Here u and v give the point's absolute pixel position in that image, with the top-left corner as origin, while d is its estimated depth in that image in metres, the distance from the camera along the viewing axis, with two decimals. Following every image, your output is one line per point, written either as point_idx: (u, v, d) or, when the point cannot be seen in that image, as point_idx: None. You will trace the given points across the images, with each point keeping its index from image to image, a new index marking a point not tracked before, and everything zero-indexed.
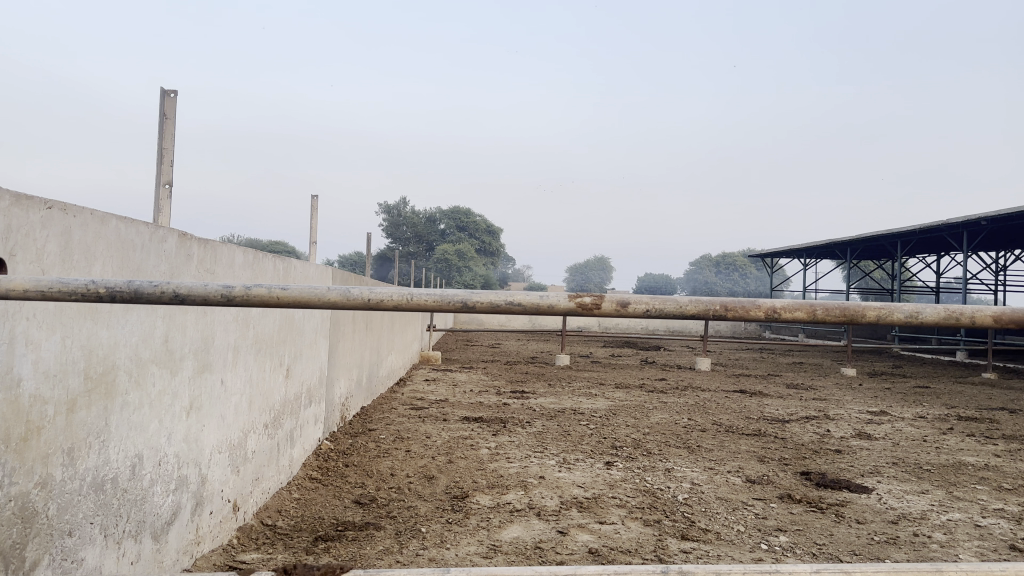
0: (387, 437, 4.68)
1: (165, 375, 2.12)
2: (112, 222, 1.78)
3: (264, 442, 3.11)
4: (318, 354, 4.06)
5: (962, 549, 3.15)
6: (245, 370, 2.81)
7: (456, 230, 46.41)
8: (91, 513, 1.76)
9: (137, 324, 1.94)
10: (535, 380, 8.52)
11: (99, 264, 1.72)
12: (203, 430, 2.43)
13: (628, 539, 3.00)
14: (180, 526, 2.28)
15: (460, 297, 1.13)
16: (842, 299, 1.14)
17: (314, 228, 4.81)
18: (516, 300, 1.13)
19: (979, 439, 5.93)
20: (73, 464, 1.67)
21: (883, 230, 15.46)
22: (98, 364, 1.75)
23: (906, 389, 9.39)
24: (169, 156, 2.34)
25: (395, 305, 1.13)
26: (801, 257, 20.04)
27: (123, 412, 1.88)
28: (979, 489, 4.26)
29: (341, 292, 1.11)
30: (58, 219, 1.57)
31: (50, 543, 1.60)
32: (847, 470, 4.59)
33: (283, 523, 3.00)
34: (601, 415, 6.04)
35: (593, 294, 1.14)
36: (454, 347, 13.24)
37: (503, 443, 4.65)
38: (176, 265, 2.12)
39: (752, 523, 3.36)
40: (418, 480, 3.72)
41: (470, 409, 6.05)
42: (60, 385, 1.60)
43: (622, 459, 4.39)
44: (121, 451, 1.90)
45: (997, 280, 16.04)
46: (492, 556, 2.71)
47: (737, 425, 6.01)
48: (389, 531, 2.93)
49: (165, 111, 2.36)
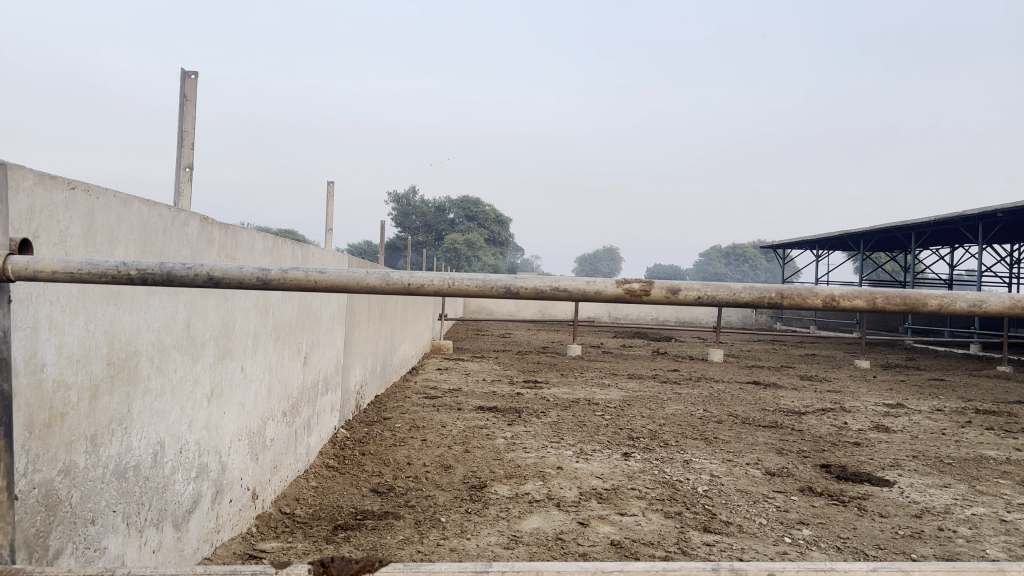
0: (402, 425, 4.65)
1: (187, 361, 2.08)
2: (134, 205, 1.74)
3: (282, 430, 3.08)
4: (335, 342, 4.03)
5: (989, 544, 3.10)
6: (264, 357, 2.78)
7: (466, 219, 46.37)
8: (113, 502, 1.73)
9: (159, 309, 1.91)
10: (548, 370, 8.49)
11: (122, 248, 1.69)
12: (224, 417, 2.40)
13: (650, 531, 2.96)
14: (200, 515, 2.25)
15: (504, 282, 1.09)
16: (904, 288, 1.09)
17: (330, 215, 4.75)
18: (562, 286, 1.09)
19: (998, 432, 5.86)
20: (96, 452, 1.64)
21: (897, 222, 15.35)
22: (121, 349, 1.72)
23: (920, 381, 9.32)
24: (189, 139, 2.31)
25: (436, 290, 1.09)
26: (813, 248, 19.98)
27: (145, 399, 1.85)
28: (1002, 483, 4.20)
29: (381, 276, 1.08)
30: (81, 200, 1.53)
31: (73, 532, 1.56)
32: (867, 463, 4.53)
33: (302, 511, 2.98)
34: (616, 406, 6.01)
35: (641, 280, 1.10)
36: (465, 336, 13.19)
37: (518, 433, 4.61)
38: (197, 249, 2.08)
39: (774, 516, 3.32)
40: (435, 469, 3.70)
41: (484, 398, 6.02)
42: (83, 371, 1.57)
43: (639, 451, 4.35)
44: (143, 438, 1.86)
45: (1011, 273, 15.91)
46: (513, 547, 2.67)
47: (753, 417, 5.97)
48: (409, 521, 2.90)
49: (185, 93, 2.32)
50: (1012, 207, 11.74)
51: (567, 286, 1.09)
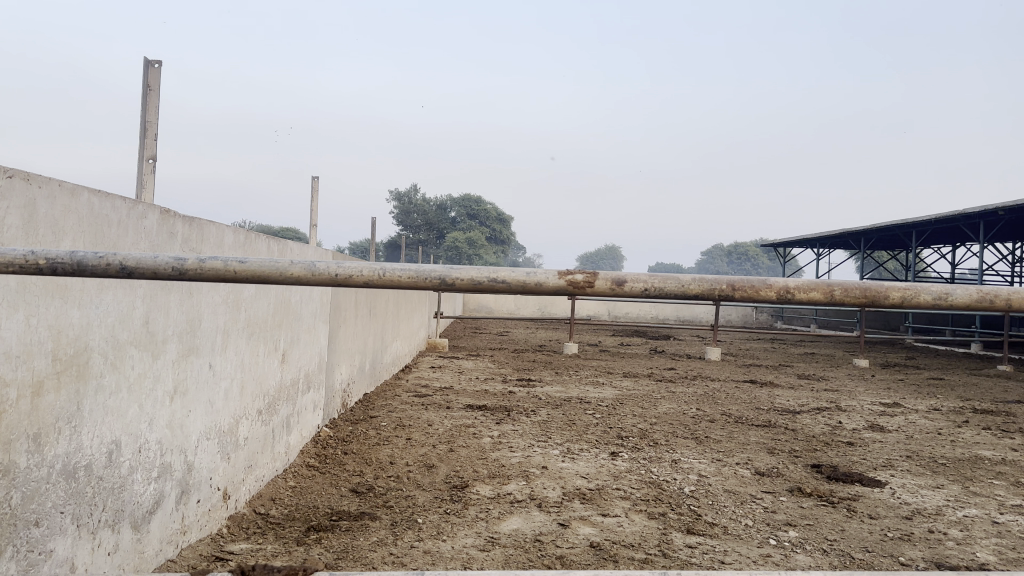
0: (388, 424, 4.60)
1: (147, 358, 2.02)
2: (83, 195, 1.68)
3: (257, 429, 3.02)
4: (317, 339, 3.97)
5: (980, 547, 3.03)
6: (236, 355, 2.72)
7: (468, 217, 46.36)
8: (62, 502, 1.67)
9: (114, 304, 1.85)
10: (542, 369, 8.42)
11: (69, 239, 1.63)
12: (189, 416, 2.34)
13: (632, 533, 2.89)
14: (163, 516, 2.19)
15: (438, 273, 1.06)
16: (861, 280, 1.05)
17: (314, 211, 4.69)
18: (501, 277, 1.06)
19: (995, 432, 5.80)
20: (40, 451, 1.58)
21: (898, 222, 15.28)
22: (69, 345, 1.66)
23: (919, 380, 9.25)
24: (152, 130, 2.25)
25: (365, 281, 1.06)
26: (813, 247, 19.94)
27: (97, 397, 1.79)
28: (995, 484, 4.13)
29: (305, 267, 1.06)
30: (20, 189, 1.47)
31: (14, 535, 1.51)
32: (860, 463, 4.46)
33: (277, 512, 2.92)
34: (608, 404, 5.95)
35: (585, 273, 1.06)
36: (461, 334, 13.11)
37: (506, 432, 4.54)
38: (157, 243, 2.03)
39: (760, 518, 3.25)
40: (417, 469, 3.64)
41: (475, 396, 5.95)
42: (24, 367, 1.51)
43: (627, 450, 4.29)
44: (95, 437, 1.80)
45: (1013, 272, 15.81)
46: (489, 549, 2.61)
47: (746, 416, 5.90)
48: (384, 522, 2.84)
49: (148, 83, 2.26)
50: (1012, 204, 11.64)
51: (506, 277, 1.05)
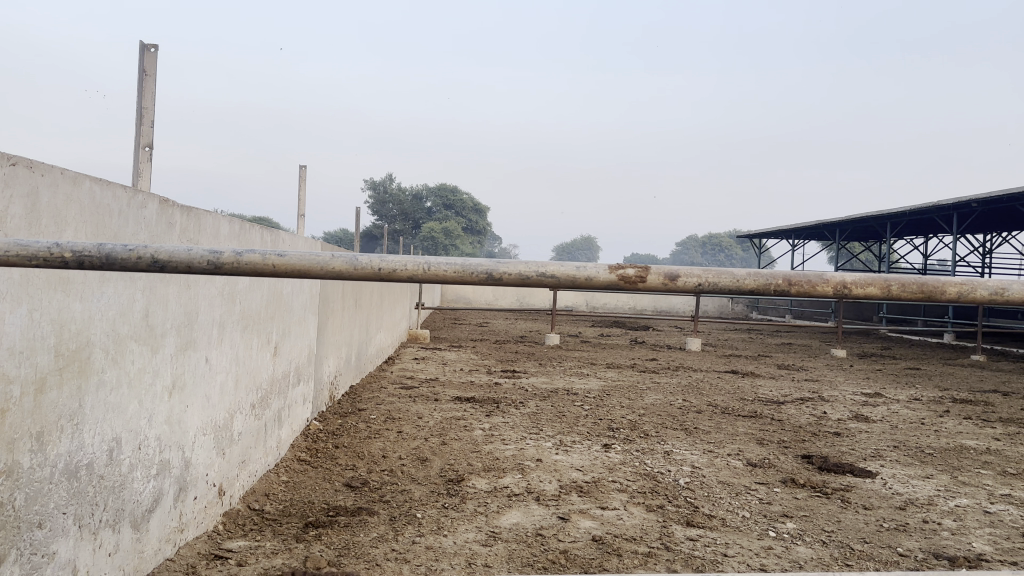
0: (378, 417, 4.55)
1: (146, 352, 1.96)
2: (85, 183, 1.61)
3: (251, 423, 2.97)
4: (307, 331, 3.91)
5: (975, 537, 3.05)
6: (231, 348, 2.67)
7: (443, 207, 46.12)
8: (64, 503, 1.61)
9: (114, 296, 1.78)
10: (525, 361, 8.37)
11: (71, 230, 1.56)
12: (187, 411, 2.28)
13: (632, 526, 2.87)
14: (161, 513, 2.13)
15: (485, 268, 1.12)
16: (921, 275, 1.10)
17: (302, 200, 4.62)
18: (550, 271, 1.12)
19: (976, 421, 5.87)
20: (43, 450, 1.53)
21: (874, 213, 15.39)
22: (71, 340, 1.60)
23: (897, 371, 9.34)
24: (149, 116, 2.18)
25: (411, 274, 1.11)
26: (789, 237, 20.10)
27: (99, 393, 1.73)
28: (983, 473, 4.17)
29: (347, 260, 1.09)
30: (23, 178, 1.40)
31: (17, 537, 1.45)
32: (849, 454, 4.49)
33: (272, 508, 2.87)
34: (594, 396, 5.94)
35: (637, 268, 1.13)
36: (441, 325, 12.99)
37: (496, 425, 4.50)
38: (156, 233, 1.97)
39: (757, 509, 3.26)
40: (410, 462, 3.60)
41: (461, 389, 5.90)
42: (27, 363, 1.44)
43: (619, 442, 4.28)
44: (97, 435, 1.75)
45: (985, 263, 16.01)
46: (492, 544, 2.58)
47: (732, 407, 5.91)
48: (383, 517, 2.79)
49: (144, 68, 2.19)
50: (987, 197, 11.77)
51: (556, 271, 1.11)
